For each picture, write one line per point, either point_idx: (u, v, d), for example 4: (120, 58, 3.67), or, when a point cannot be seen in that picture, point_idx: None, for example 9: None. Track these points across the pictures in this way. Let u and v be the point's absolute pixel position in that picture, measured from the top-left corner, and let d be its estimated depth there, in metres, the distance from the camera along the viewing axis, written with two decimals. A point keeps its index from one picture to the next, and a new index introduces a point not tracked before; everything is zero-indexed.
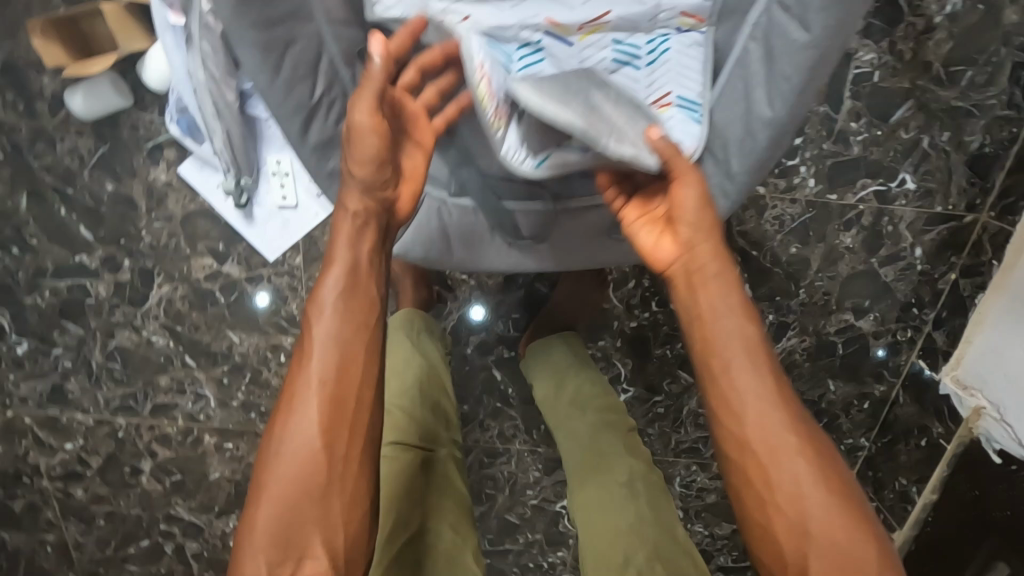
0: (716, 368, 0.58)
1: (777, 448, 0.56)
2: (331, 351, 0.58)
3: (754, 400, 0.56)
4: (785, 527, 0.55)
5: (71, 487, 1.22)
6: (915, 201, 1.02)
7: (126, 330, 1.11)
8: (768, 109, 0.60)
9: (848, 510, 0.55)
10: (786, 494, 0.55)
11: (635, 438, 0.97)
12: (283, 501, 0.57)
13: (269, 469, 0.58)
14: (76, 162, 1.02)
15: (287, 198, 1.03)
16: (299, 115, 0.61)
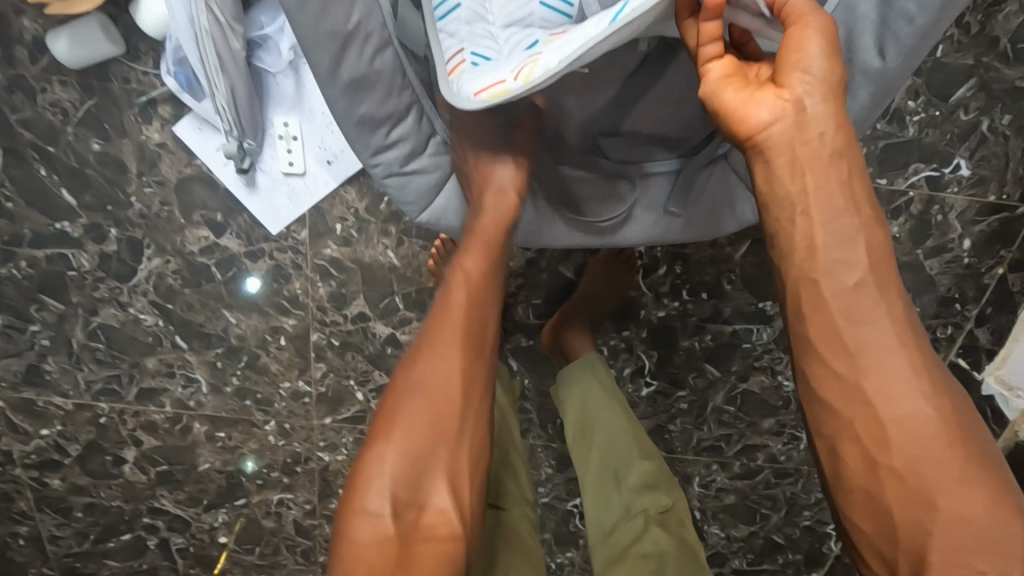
0: (821, 287, 0.46)
1: (900, 397, 0.45)
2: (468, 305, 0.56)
3: (876, 342, 0.46)
4: (906, 496, 0.45)
5: (46, 476, 1.13)
6: (968, 189, 0.96)
7: (111, 307, 1.02)
8: (877, 58, 0.52)
9: (982, 475, 0.44)
10: (909, 455, 0.45)
11: (673, 517, 0.80)
12: (409, 450, 0.50)
13: (395, 409, 0.52)
14: (60, 118, 0.92)
15: (294, 164, 0.94)
16: (332, 45, 0.52)
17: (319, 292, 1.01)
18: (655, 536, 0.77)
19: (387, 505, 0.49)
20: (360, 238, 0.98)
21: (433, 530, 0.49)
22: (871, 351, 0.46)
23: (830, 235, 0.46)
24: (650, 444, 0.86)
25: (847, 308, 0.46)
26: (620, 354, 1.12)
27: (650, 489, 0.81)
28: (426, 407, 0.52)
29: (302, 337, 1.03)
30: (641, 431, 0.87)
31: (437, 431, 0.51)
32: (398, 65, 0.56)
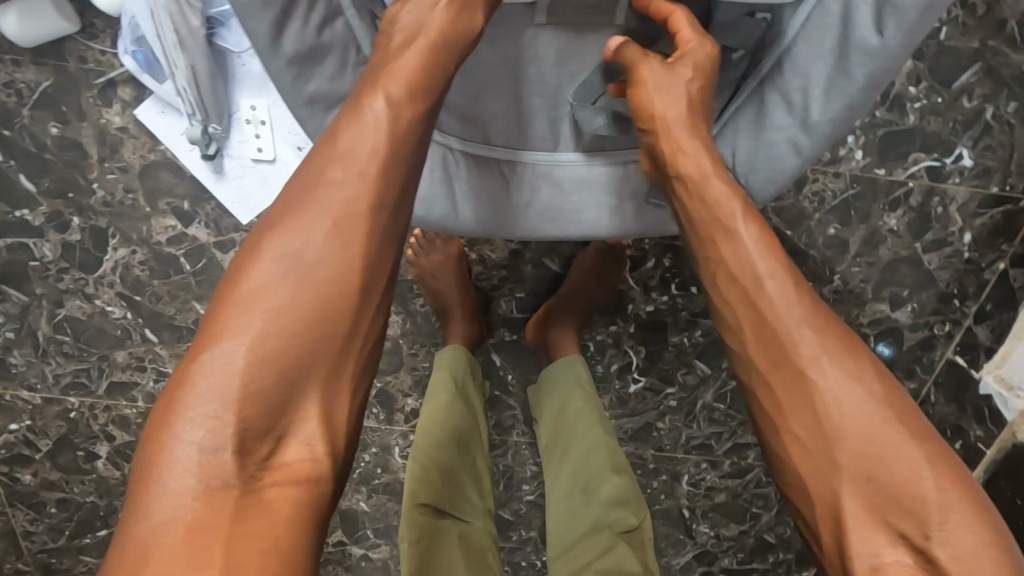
0: (716, 270, 0.53)
1: (798, 352, 0.49)
2: (360, 188, 0.47)
3: (763, 314, 0.51)
4: (812, 459, 0.48)
5: (17, 472, 1.09)
6: (971, 180, 0.92)
7: (77, 298, 0.98)
8: (875, 36, 0.50)
9: (888, 429, 0.46)
10: (808, 416, 0.48)
11: (639, 536, 0.78)
12: (256, 376, 0.42)
13: (258, 305, 0.44)
14: (15, 99, 0.88)
15: (263, 150, 0.90)
16: (268, 11, 0.48)
17: None
18: (620, 553, 0.75)
19: (209, 442, 0.40)
20: None
21: (293, 469, 0.43)
22: (754, 324, 0.51)
23: (710, 211, 0.54)
24: (623, 457, 0.82)
25: (736, 286, 0.52)
26: (607, 349, 1.08)
27: (619, 506, 0.79)
28: (280, 332, 0.43)
29: None
30: (616, 443, 0.83)
31: (294, 359, 0.43)
32: (350, 36, 0.54)
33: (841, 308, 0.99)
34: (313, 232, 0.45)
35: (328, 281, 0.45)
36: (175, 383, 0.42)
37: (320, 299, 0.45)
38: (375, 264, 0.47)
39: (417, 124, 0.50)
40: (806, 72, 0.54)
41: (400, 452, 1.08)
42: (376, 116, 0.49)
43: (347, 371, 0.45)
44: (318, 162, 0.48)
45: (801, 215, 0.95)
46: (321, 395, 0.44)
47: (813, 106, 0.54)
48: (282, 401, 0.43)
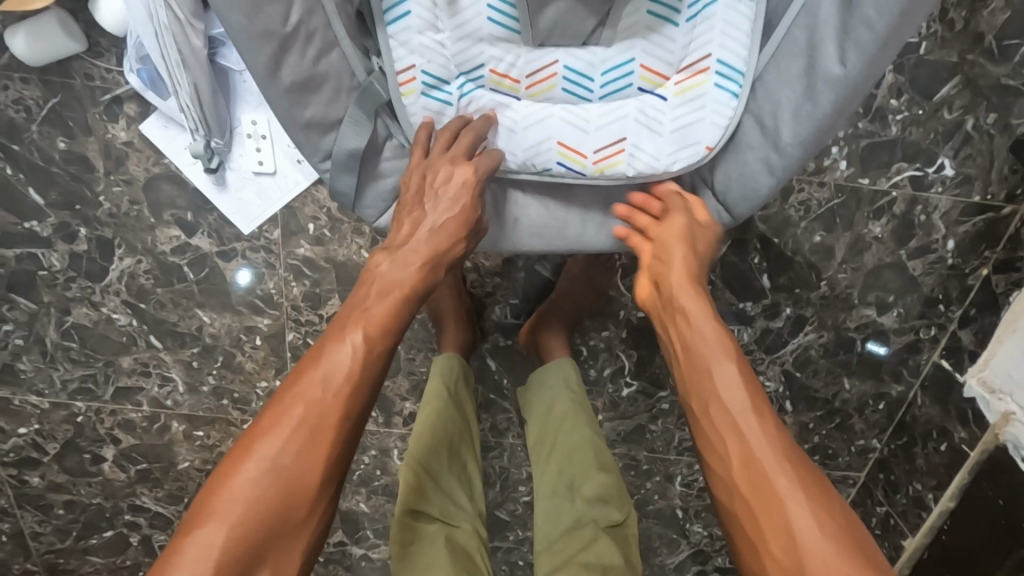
0: (705, 387, 0.58)
1: (771, 478, 0.52)
2: (358, 363, 0.54)
3: (739, 422, 0.55)
4: (753, 544, 0.53)
5: (26, 474, 1.12)
6: (952, 188, 0.94)
7: (83, 306, 1.00)
8: (838, 67, 0.55)
9: (830, 529, 0.50)
10: (750, 508, 0.53)
11: (622, 532, 0.80)
12: (231, 549, 0.48)
13: (258, 457, 0.51)
14: (23, 115, 0.91)
15: (264, 163, 0.93)
16: (267, 47, 0.54)
17: (294, 292, 0.99)
18: (601, 546, 0.76)
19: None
20: (333, 238, 0.97)
21: None
22: (711, 423, 0.57)
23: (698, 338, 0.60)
24: (608, 456, 0.84)
25: (698, 383, 0.59)
26: (600, 354, 1.11)
27: (603, 502, 0.81)
28: (254, 512, 0.49)
29: (278, 337, 1.02)
30: (601, 442, 0.86)
31: (268, 532, 0.50)
32: (345, 64, 0.60)
33: (829, 313, 1.03)
34: (302, 424, 0.52)
35: (293, 475, 0.51)
36: (173, 542, 0.49)
37: (302, 470, 0.51)
38: (335, 459, 0.53)
39: (402, 301, 0.59)
40: (776, 98, 0.60)
41: (398, 454, 1.11)
42: (357, 324, 0.56)
43: (302, 539, 0.52)
44: (315, 357, 0.55)
45: (786, 223, 0.98)
46: (290, 548, 0.51)
47: (783, 130, 0.60)
48: (248, 568, 0.49)
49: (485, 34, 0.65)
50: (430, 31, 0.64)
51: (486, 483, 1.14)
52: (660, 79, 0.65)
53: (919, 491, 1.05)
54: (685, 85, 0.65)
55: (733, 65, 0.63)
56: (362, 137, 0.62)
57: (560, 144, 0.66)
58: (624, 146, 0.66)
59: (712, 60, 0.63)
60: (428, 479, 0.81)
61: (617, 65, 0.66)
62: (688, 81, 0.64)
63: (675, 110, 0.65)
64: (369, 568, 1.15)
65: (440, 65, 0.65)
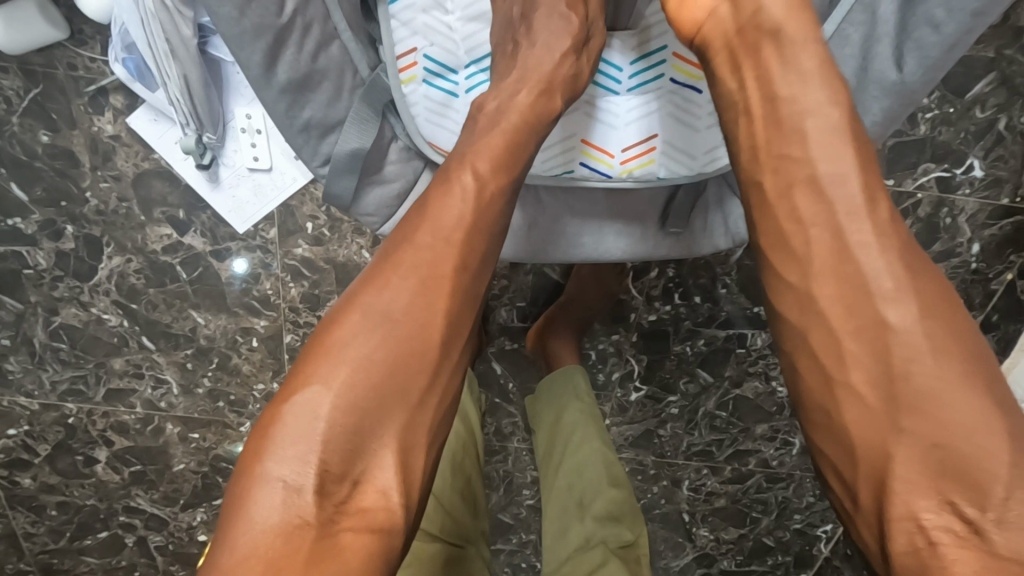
0: (864, 310, 0.42)
1: (957, 424, 0.39)
2: (453, 228, 0.46)
3: (897, 356, 0.41)
4: (857, 418, 0.42)
5: (16, 475, 1.08)
6: (980, 191, 0.90)
7: (72, 307, 0.96)
8: (895, 71, 0.54)
9: (967, 394, 0.39)
10: (849, 365, 0.42)
11: (634, 553, 0.75)
12: (340, 423, 0.41)
13: (343, 340, 0.43)
14: (3, 107, 0.86)
15: (259, 159, 0.89)
16: (262, 41, 0.51)
17: (292, 293, 0.95)
18: (609, 569, 0.72)
19: (293, 479, 0.40)
20: (332, 237, 0.92)
21: (367, 513, 0.41)
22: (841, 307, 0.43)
23: (867, 237, 0.43)
24: (619, 470, 0.81)
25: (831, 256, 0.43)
26: (609, 359, 1.07)
27: (614, 521, 0.77)
28: (357, 384, 0.42)
29: (275, 338, 0.98)
30: (612, 456, 0.82)
31: (376, 402, 0.42)
32: (346, 60, 0.56)
33: None
34: (401, 289, 0.44)
35: (405, 336, 0.44)
36: (256, 441, 0.41)
37: (401, 358, 0.43)
38: (454, 324, 0.45)
39: (512, 155, 0.50)
40: None
41: None
42: (468, 182, 0.48)
43: (424, 424, 0.44)
44: (416, 218, 0.47)
45: None
46: (397, 447, 0.42)
47: None
48: (360, 447, 0.41)
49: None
50: (436, 11, 0.58)
51: (489, 487, 1.11)
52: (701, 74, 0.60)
53: None
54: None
55: None
56: (368, 137, 0.58)
57: (585, 142, 0.62)
58: (654, 145, 0.61)
59: None
60: (428, 496, 0.79)
61: (647, 54, 0.60)
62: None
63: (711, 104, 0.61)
64: None
65: (446, 50, 0.59)
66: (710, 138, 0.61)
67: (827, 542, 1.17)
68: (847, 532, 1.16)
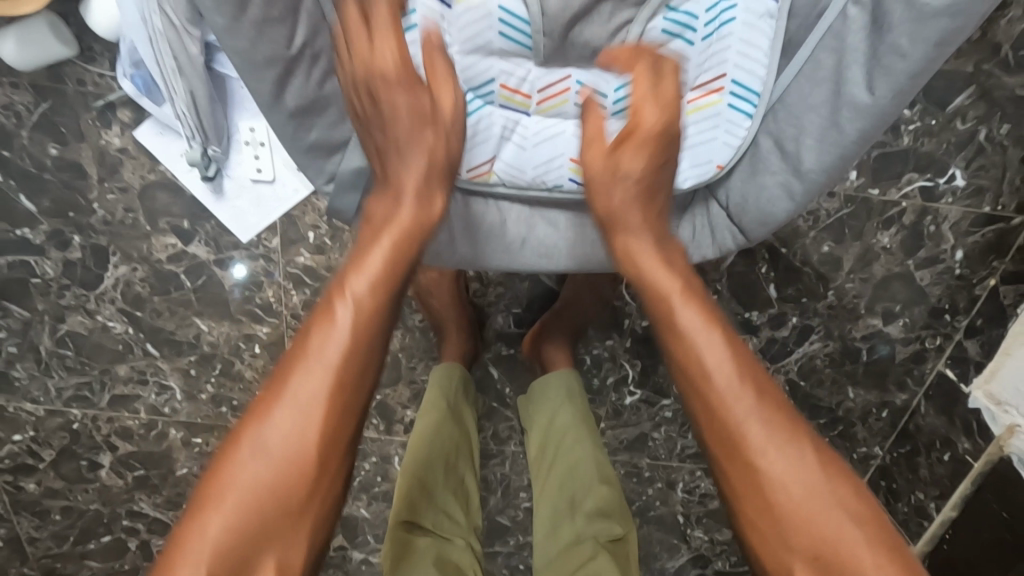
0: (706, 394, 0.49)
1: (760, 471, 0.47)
2: (341, 331, 0.50)
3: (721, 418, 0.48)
4: (761, 533, 0.47)
5: (21, 480, 1.10)
6: (963, 200, 0.94)
7: (78, 315, 0.98)
8: (867, 95, 0.51)
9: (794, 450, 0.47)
10: (750, 498, 0.47)
11: (624, 547, 0.77)
12: (230, 533, 0.45)
13: (243, 446, 0.47)
14: (13, 121, 0.88)
15: (263, 171, 0.92)
16: (273, 71, 0.52)
17: (293, 300, 0.97)
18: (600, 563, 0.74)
19: None
20: (333, 246, 0.94)
21: None
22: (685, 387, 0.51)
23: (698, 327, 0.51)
24: (610, 468, 0.83)
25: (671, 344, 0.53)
26: (604, 363, 1.10)
27: (604, 517, 0.79)
28: (268, 485, 0.46)
29: (277, 345, 1.00)
30: (603, 454, 0.84)
31: (249, 545, 0.45)
32: None
33: (835, 324, 1.03)
34: (303, 400, 0.48)
35: (291, 456, 0.47)
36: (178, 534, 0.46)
37: (286, 472, 0.47)
38: (339, 429, 0.49)
39: (390, 290, 0.53)
40: (799, 123, 0.56)
41: (399, 461, 1.10)
42: (359, 287, 0.52)
43: (312, 510, 0.48)
44: (311, 320, 0.51)
45: (795, 234, 0.98)
46: (283, 547, 0.47)
47: (804, 154, 0.55)
48: (248, 552, 0.45)
49: (495, 49, 0.61)
50: None
51: (487, 490, 1.13)
52: None
53: (921, 500, 1.04)
54: (698, 104, 0.61)
55: (748, 88, 0.59)
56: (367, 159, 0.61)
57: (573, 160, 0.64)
58: None
59: (726, 81, 0.59)
60: (419, 489, 0.81)
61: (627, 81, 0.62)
62: (701, 99, 0.61)
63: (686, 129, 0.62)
64: None
65: None
66: (692, 156, 0.62)
67: None
68: None
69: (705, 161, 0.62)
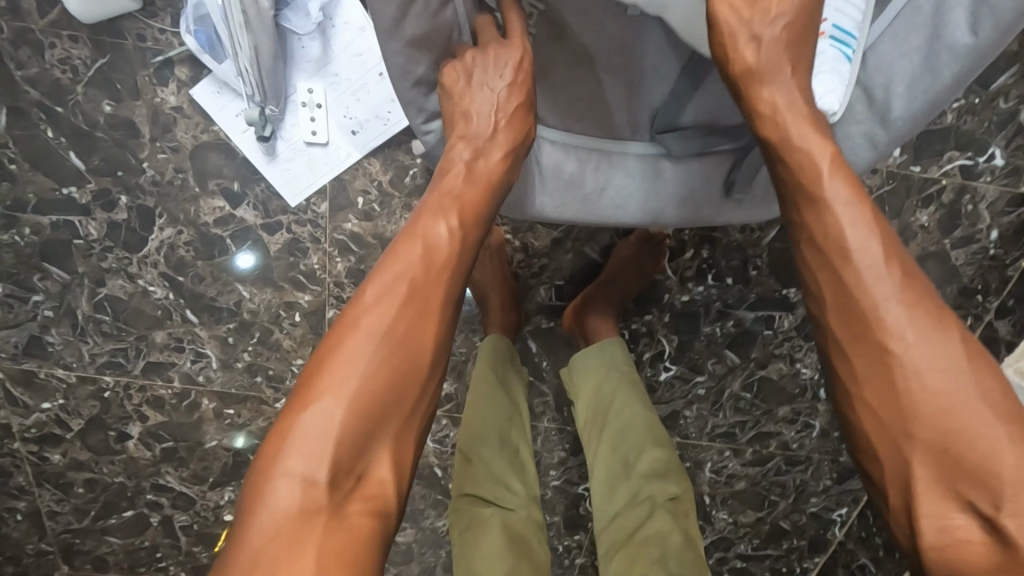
0: (865, 310, 0.46)
1: (914, 385, 0.44)
2: (435, 245, 0.52)
3: (880, 335, 0.45)
4: (928, 460, 0.43)
5: (46, 451, 1.08)
6: (1001, 179, 0.96)
7: (119, 278, 0.98)
8: (969, 36, 0.52)
9: (964, 378, 0.43)
10: (880, 386, 0.45)
11: (681, 506, 0.78)
12: (345, 422, 0.45)
13: (350, 342, 0.48)
14: (69, 76, 0.89)
15: (317, 134, 0.92)
16: None
17: (337, 268, 0.97)
18: (659, 520, 0.75)
19: (308, 472, 0.44)
20: (382, 213, 0.94)
21: (370, 500, 0.45)
22: (840, 307, 0.47)
23: (855, 231, 0.47)
24: (662, 430, 0.83)
25: (824, 256, 0.48)
26: (641, 338, 1.11)
27: (659, 477, 0.79)
28: (375, 376, 0.47)
29: (317, 314, 0.99)
30: (654, 417, 0.84)
31: (361, 435, 0.46)
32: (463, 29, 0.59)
33: None
34: (426, 261, 0.51)
35: (398, 349, 0.48)
36: (284, 422, 0.46)
37: (394, 368, 0.47)
38: (441, 335, 0.51)
39: (476, 227, 0.56)
40: (890, 70, 0.56)
41: (433, 435, 1.10)
42: (449, 207, 0.55)
43: (410, 425, 0.48)
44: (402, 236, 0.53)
45: None
46: (388, 447, 0.47)
47: (894, 103, 0.56)
48: (361, 445, 0.45)
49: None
50: None
51: None
52: None
53: None
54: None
55: (845, 27, 0.57)
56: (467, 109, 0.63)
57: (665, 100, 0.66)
58: None
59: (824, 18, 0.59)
60: (477, 466, 0.83)
61: None
62: None
63: None
64: (394, 552, 1.14)
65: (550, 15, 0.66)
66: None
67: (842, 526, 1.20)
68: (861, 516, 1.19)
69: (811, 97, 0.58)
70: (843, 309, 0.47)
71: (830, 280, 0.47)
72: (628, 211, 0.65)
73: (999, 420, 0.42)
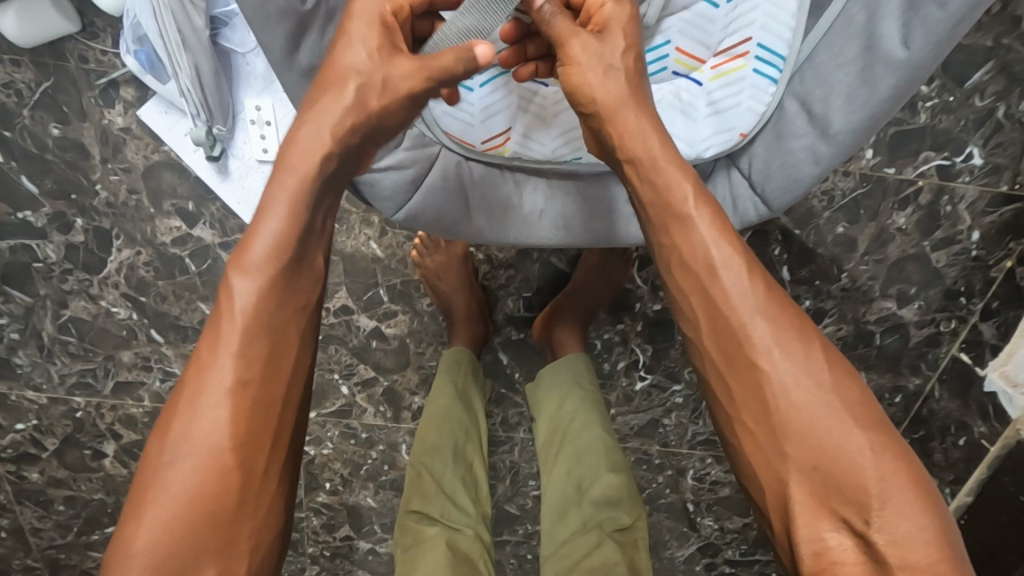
0: (746, 354, 0.46)
1: (792, 429, 0.44)
2: (245, 326, 0.46)
3: (759, 378, 0.46)
4: (810, 499, 0.44)
5: (24, 470, 1.08)
6: (981, 178, 0.92)
7: (81, 299, 0.97)
8: (901, 49, 0.51)
9: (841, 419, 0.44)
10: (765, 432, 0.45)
11: (632, 535, 0.77)
12: (163, 539, 0.42)
13: (169, 454, 0.44)
14: (13, 100, 0.88)
15: (268, 151, 0.90)
16: (283, 24, 0.53)
17: None
18: (606, 551, 0.75)
19: None
20: (340, 229, 0.99)
21: None
22: (720, 349, 0.48)
23: (729, 276, 0.47)
24: (618, 456, 0.81)
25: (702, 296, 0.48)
26: (614, 348, 1.09)
27: (612, 505, 0.78)
28: (199, 481, 0.43)
29: None
30: (612, 442, 0.82)
31: (185, 553, 0.43)
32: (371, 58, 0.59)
33: (848, 307, 0.99)
34: (244, 342, 0.46)
35: (219, 446, 0.44)
36: (115, 538, 0.43)
37: (232, 459, 0.44)
38: (268, 421, 0.46)
39: (298, 288, 0.48)
40: (828, 83, 0.56)
41: (407, 449, 1.08)
42: (250, 276, 0.47)
43: (245, 528, 0.45)
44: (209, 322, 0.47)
45: (809, 214, 0.96)
46: (217, 561, 0.44)
47: (833, 116, 0.55)
48: (189, 556, 0.43)
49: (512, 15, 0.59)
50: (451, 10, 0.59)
51: (494, 478, 1.11)
52: (697, 66, 0.61)
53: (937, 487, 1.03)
54: (722, 70, 0.61)
55: (775, 50, 0.58)
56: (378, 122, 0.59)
57: None
58: None
59: (752, 45, 0.59)
60: (429, 481, 0.82)
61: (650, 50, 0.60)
62: (726, 64, 0.60)
63: (713, 93, 0.61)
64: (376, 563, 1.12)
65: None
66: (716, 122, 0.61)
67: None
68: None
69: (731, 125, 0.61)
70: (723, 356, 0.47)
71: (708, 323, 0.48)
72: (565, 235, 0.66)
73: (877, 455, 0.43)
